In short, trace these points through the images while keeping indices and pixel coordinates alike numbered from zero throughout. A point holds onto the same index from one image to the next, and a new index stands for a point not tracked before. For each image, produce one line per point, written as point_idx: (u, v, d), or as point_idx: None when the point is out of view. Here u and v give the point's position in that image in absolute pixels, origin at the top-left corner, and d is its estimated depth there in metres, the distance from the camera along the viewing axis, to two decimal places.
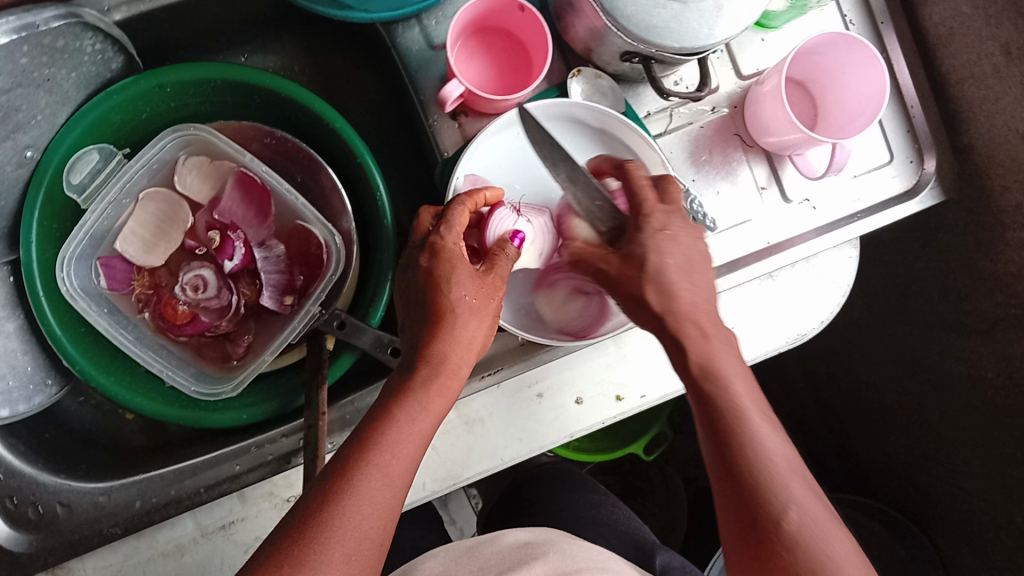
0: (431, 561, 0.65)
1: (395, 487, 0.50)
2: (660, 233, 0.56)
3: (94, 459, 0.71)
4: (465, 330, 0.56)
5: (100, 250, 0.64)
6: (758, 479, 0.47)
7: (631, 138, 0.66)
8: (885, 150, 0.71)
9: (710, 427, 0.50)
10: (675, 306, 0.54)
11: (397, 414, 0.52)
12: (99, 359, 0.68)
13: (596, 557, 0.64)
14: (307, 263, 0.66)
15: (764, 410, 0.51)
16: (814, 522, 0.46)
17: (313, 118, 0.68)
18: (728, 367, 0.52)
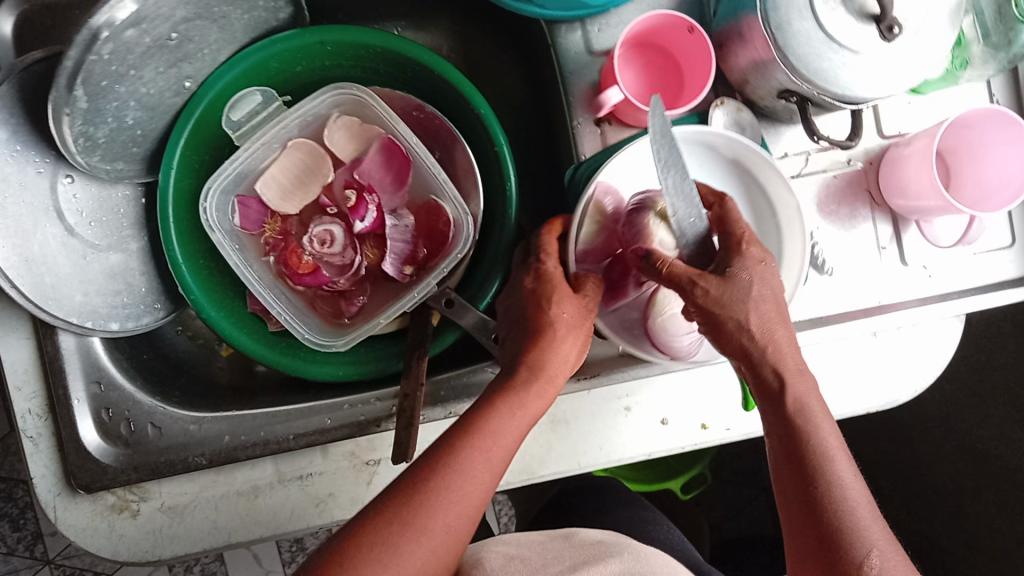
0: (502, 547, 0.65)
1: (482, 483, 0.53)
2: (757, 264, 0.56)
3: (185, 387, 0.73)
4: (564, 340, 0.57)
5: (240, 188, 0.66)
6: (841, 519, 0.52)
7: (766, 173, 0.65)
8: (1009, 234, 0.72)
9: (796, 461, 0.55)
10: (774, 344, 0.56)
11: (500, 408, 0.55)
12: (211, 293, 0.69)
13: (667, 563, 0.65)
14: (432, 238, 0.67)
15: (844, 452, 0.55)
16: (891, 568, 0.51)
17: (460, 101, 0.69)
18: (813, 410, 0.55)
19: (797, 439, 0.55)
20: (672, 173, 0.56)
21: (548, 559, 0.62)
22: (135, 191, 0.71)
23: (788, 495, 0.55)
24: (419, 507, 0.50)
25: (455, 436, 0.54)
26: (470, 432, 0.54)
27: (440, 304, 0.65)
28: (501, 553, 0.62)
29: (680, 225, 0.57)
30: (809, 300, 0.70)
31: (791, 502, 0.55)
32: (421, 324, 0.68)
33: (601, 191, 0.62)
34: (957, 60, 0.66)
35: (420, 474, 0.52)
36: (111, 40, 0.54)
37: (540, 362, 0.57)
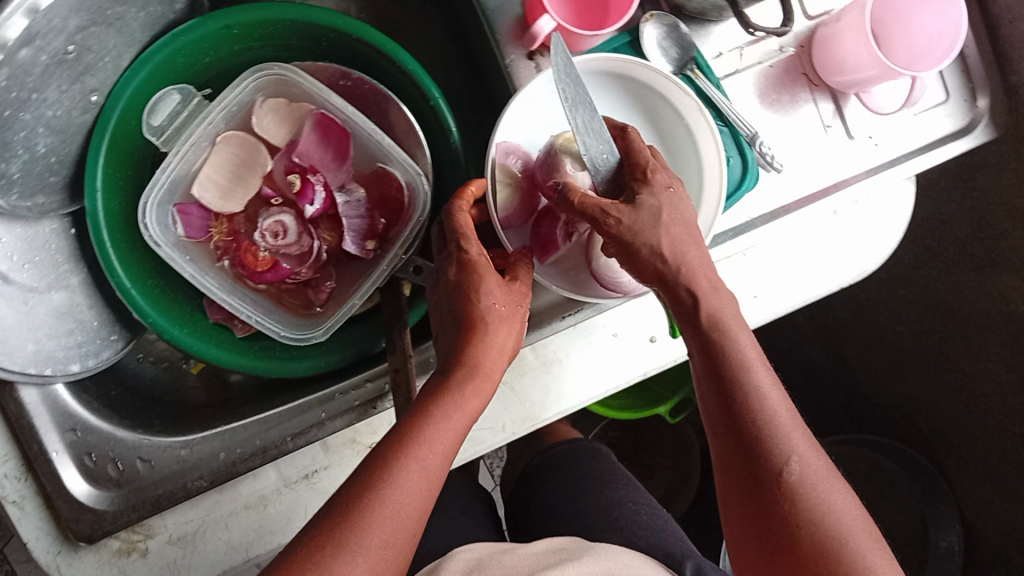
0: (464, 556, 0.61)
1: (428, 483, 0.50)
2: (665, 191, 0.55)
3: (164, 413, 0.70)
4: (493, 337, 0.54)
5: (177, 197, 0.62)
6: (763, 428, 0.52)
7: (681, 101, 0.64)
8: (942, 89, 0.73)
9: (717, 379, 0.54)
10: (687, 264, 0.54)
11: (432, 411, 0.52)
12: (169, 311, 0.66)
13: (635, 566, 0.60)
14: (388, 207, 0.65)
15: (761, 362, 0.55)
16: (812, 470, 0.51)
17: (384, 61, 0.66)
18: (728, 322, 0.55)
19: (717, 355, 0.54)
20: (580, 110, 0.56)
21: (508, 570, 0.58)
22: (64, 223, 0.66)
23: (716, 421, 0.55)
24: (356, 527, 0.47)
25: (386, 447, 0.50)
26: (401, 441, 0.50)
27: (409, 274, 0.62)
28: (466, 560, 0.60)
29: (594, 161, 0.57)
30: (769, 194, 0.70)
31: (717, 423, 0.54)
32: (395, 295, 0.66)
33: (499, 152, 0.62)
34: None
35: (353, 493, 0.48)
36: (6, 63, 0.51)
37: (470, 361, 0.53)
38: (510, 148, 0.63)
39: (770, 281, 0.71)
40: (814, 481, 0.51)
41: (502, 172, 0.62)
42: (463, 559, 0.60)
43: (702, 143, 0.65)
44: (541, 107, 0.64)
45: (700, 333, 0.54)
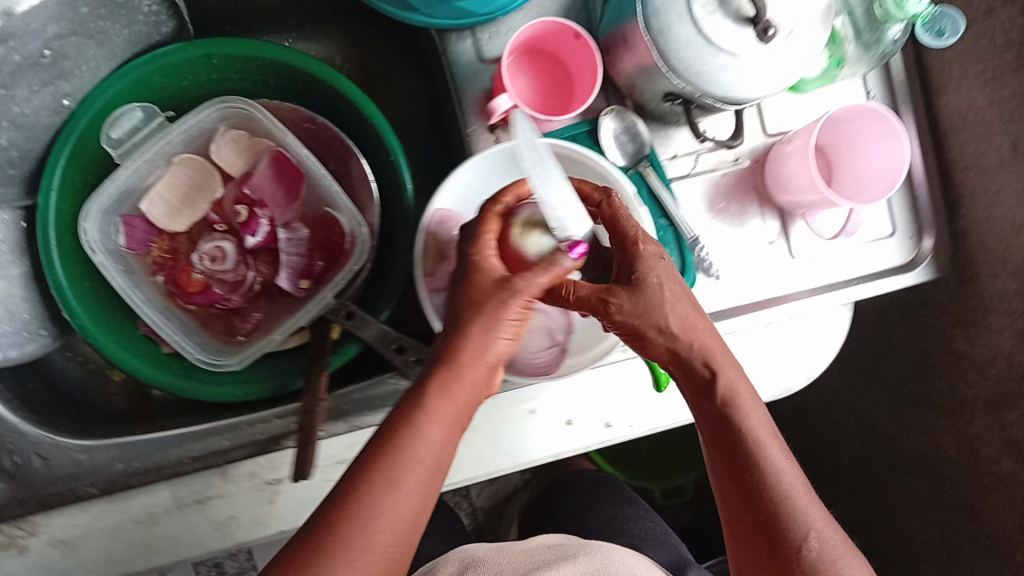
0: (451, 564, 0.66)
1: (410, 491, 0.49)
2: (658, 261, 0.57)
3: (76, 417, 0.70)
4: (492, 350, 0.52)
5: (125, 208, 0.64)
6: (777, 502, 0.55)
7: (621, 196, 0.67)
8: (889, 224, 0.75)
9: (731, 452, 0.57)
10: (698, 337, 0.57)
11: (419, 429, 0.50)
12: (100, 315, 0.67)
13: (630, 564, 0.65)
14: (328, 251, 0.66)
15: (773, 436, 0.57)
16: (831, 548, 0.55)
17: (352, 110, 0.68)
18: (740, 398, 0.57)
19: (732, 430, 0.57)
20: (547, 184, 0.54)
21: (502, 570, 0.62)
22: (16, 216, 0.67)
23: (729, 494, 0.58)
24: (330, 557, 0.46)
25: (365, 466, 0.49)
26: (383, 462, 0.49)
27: (338, 317, 0.63)
28: (460, 561, 0.65)
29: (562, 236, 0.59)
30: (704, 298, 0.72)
31: (730, 491, 0.57)
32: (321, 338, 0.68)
33: (433, 220, 0.63)
34: (833, 58, 0.68)
35: (328, 515, 0.48)
36: None
37: (455, 372, 0.51)
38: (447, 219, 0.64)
39: None
40: (832, 557, 0.54)
41: (432, 240, 0.63)
42: (455, 561, 0.65)
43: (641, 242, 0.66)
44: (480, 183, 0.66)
45: (715, 406, 0.57)
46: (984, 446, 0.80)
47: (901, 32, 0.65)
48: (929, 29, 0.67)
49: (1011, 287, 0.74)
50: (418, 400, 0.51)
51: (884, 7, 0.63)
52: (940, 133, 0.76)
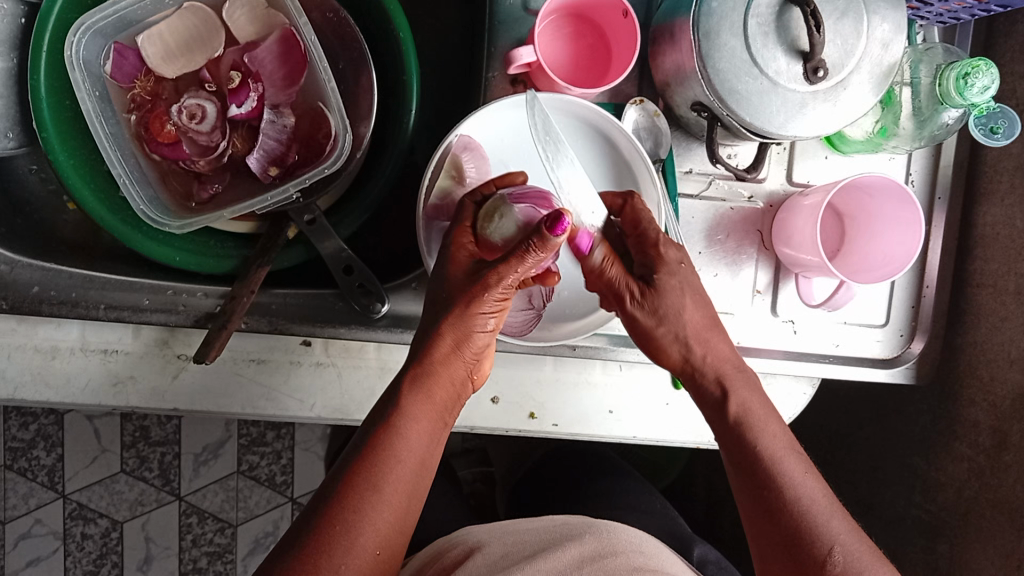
0: (479, 534, 0.68)
1: (400, 492, 0.51)
2: (678, 267, 0.58)
3: (16, 228, 0.68)
4: (466, 343, 0.55)
5: (120, 35, 0.62)
6: (799, 517, 0.52)
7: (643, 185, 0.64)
8: (883, 314, 0.70)
9: (749, 467, 0.55)
10: (710, 354, 0.58)
11: (398, 433, 0.52)
12: (69, 136, 0.65)
13: (637, 542, 0.65)
14: (308, 147, 0.64)
15: (791, 450, 0.56)
16: (855, 558, 0.51)
17: (381, 16, 0.65)
18: (754, 415, 0.57)
19: (743, 444, 0.56)
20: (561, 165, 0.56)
21: (511, 547, 0.64)
22: (16, 9, 0.65)
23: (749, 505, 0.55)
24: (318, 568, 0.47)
25: (352, 475, 0.50)
26: (366, 472, 0.50)
27: (300, 220, 0.64)
28: (465, 546, 0.66)
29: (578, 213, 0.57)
30: None
31: (759, 518, 0.54)
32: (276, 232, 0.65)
33: (459, 144, 0.61)
34: (880, 125, 0.64)
35: (324, 522, 0.48)
36: None
37: (433, 374, 0.54)
38: (471, 147, 0.61)
39: (630, 402, 0.70)
40: (857, 568, 0.50)
41: (451, 164, 0.61)
42: (463, 545, 0.66)
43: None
44: (507, 125, 0.63)
45: (728, 425, 0.57)
46: (909, 569, 0.77)
47: (955, 118, 0.61)
48: (980, 124, 0.62)
49: (986, 419, 0.70)
50: (398, 406, 0.53)
51: (946, 86, 0.58)
52: (969, 241, 0.72)
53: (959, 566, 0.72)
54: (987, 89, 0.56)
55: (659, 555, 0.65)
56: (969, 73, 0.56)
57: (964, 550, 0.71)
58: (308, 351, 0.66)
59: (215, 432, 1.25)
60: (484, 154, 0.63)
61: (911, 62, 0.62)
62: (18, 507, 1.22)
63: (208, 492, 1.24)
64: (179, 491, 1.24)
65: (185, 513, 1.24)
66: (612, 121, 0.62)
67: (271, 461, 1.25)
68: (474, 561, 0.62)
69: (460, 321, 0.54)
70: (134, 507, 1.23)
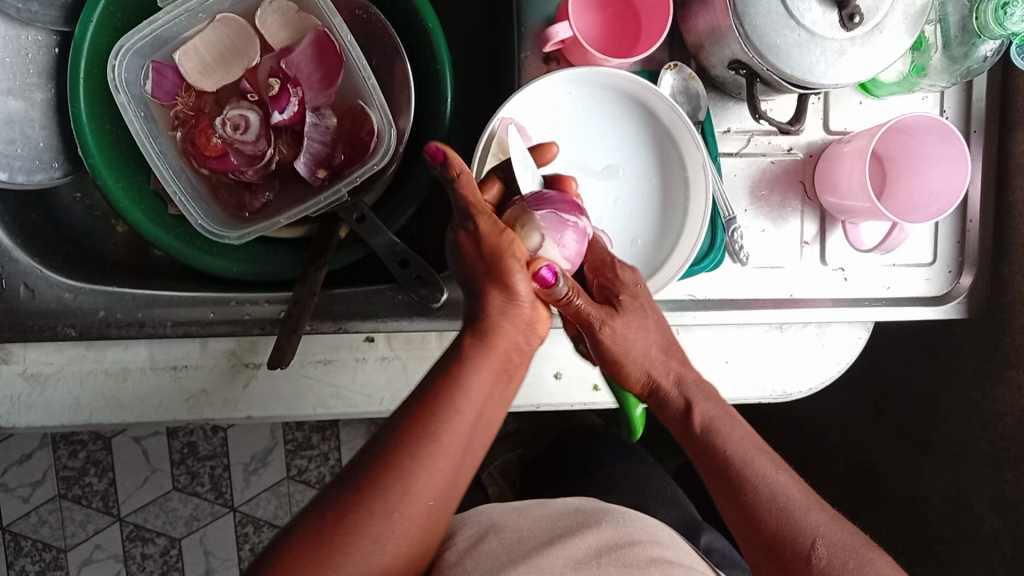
0: (489, 511, 0.70)
1: (434, 477, 0.50)
2: (637, 289, 0.60)
3: (71, 257, 0.69)
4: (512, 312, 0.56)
5: (157, 54, 0.62)
6: (777, 516, 0.55)
7: (687, 146, 0.65)
8: (930, 252, 0.71)
9: (720, 475, 0.58)
10: (674, 371, 0.62)
11: (461, 385, 0.53)
12: (115, 159, 0.65)
13: (650, 531, 0.68)
14: (352, 145, 0.64)
15: (761, 453, 0.59)
16: (837, 544, 0.53)
17: (409, 9, 0.65)
18: (719, 424, 0.60)
19: (711, 455, 0.59)
20: (604, 137, 0.66)
21: (528, 531, 0.65)
22: (49, 39, 0.65)
23: (724, 505, 0.58)
24: (372, 508, 0.48)
25: (411, 425, 0.50)
26: (424, 422, 0.51)
27: (350, 219, 0.64)
28: (478, 526, 0.66)
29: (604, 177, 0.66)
30: (723, 282, 0.69)
31: (740, 526, 0.57)
32: (327, 234, 0.66)
33: (502, 127, 0.61)
34: (914, 65, 0.64)
35: (370, 475, 0.49)
36: None
37: (491, 337, 0.55)
38: (517, 129, 0.62)
39: None
40: (843, 557, 0.53)
41: (498, 146, 0.61)
42: (474, 525, 0.66)
43: (695, 201, 0.65)
44: (544, 102, 0.64)
45: (697, 439, 0.60)
46: (975, 500, 0.78)
47: (993, 51, 0.62)
48: (1021, 52, 0.62)
49: None
50: (460, 361, 0.54)
51: (983, 19, 0.59)
52: (1007, 171, 0.72)
53: None
54: None
55: (672, 545, 0.67)
56: (1008, 3, 0.56)
57: None
58: (372, 347, 0.67)
59: (262, 441, 1.26)
60: (528, 134, 0.64)
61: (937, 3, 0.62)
62: (78, 534, 1.24)
63: (261, 500, 1.25)
64: (233, 503, 1.25)
65: (241, 523, 1.25)
66: (649, 86, 0.62)
67: (320, 464, 1.26)
68: (489, 543, 0.62)
69: (495, 284, 0.55)
70: (191, 522, 1.25)
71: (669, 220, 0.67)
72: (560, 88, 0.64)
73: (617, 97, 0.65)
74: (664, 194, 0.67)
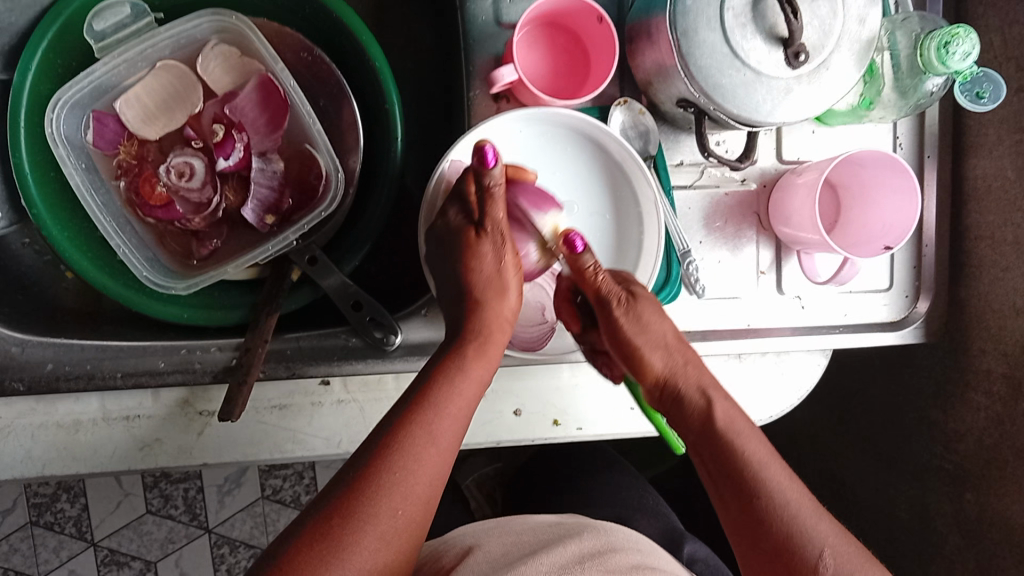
0: (470, 532, 0.70)
1: (439, 457, 0.51)
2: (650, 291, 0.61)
3: (19, 305, 0.68)
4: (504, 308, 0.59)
5: (97, 103, 0.61)
6: (785, 524, 0.51)
7: (638, 180, 0.64)
8: (887, 278, 0.71)
9: (727, 474, 0.54)
10: (672, 365, 0.59)
11: (454, 381, 0.54)
12: (60, 208, 0.64)
13: (630, 539, 0.68)
14: (301, 190, 0.64)
15: (775, 460, 0.54)
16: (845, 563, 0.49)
17: (355, 48, 0.65)
18: (733, 424, 0.56)
19: (722, 452, 0.55)
20: (556, 172, 0.66)
21: (510, 546, 0.65)
22: None
23: (738, 526, 0.53)
24: (376, 507, 0.48)
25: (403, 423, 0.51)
26: (418, 415, 0.52)
27: (302, 261, 0.64)
28: (460, 547, 0.66)
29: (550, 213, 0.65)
30: (679, 314, 0.69)
31: (744, 534, 0.52)
32: (279, 277, 0.65)
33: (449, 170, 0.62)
34: (863, 98, 0.64)
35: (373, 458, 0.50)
36: None
37: (486, 338, 0.58)
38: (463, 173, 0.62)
39: None
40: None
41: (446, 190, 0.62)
42: (458, 547, 0.66)
43: (646, 238, 0.65)
44: (493, 143, 0.63)
45: (711, 433, 0.56)
46: (938, 517, 0.79)
47: (939, 85, 0.61)
48: (965, 90, 0.62)
49: (998, 368, 0.71)
50: (455, 363, 0.56)
51: (927, 56, 0.59)
52: (962, 196, 0.72)
53: (987, 512, 0.73)
54: (968, 55, 0.57)
55: (654, 553, 0.68)
56: (949, 42, 0.56)
57: (992, 494, 0.73)
58: (328, 390, 0.66)
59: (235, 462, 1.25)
60: None
61: (888, 33, 0.62)
62: (51, 561, 1.23)
63: (236, 521, 1.25)
64: (208, 524, 1.24)
65: (217, 545, 1.24)
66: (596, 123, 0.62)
67: (294, 483, 1.25)
68: (475, 558, 0.62)
69: (496, 294, 0.60)
70: (165, 545, 1.24)
71: (621, 260, 0.66)
72: (509, 128, 0.63)
73: (567, 135, 0.65)
74: (617, 229, 0.66)
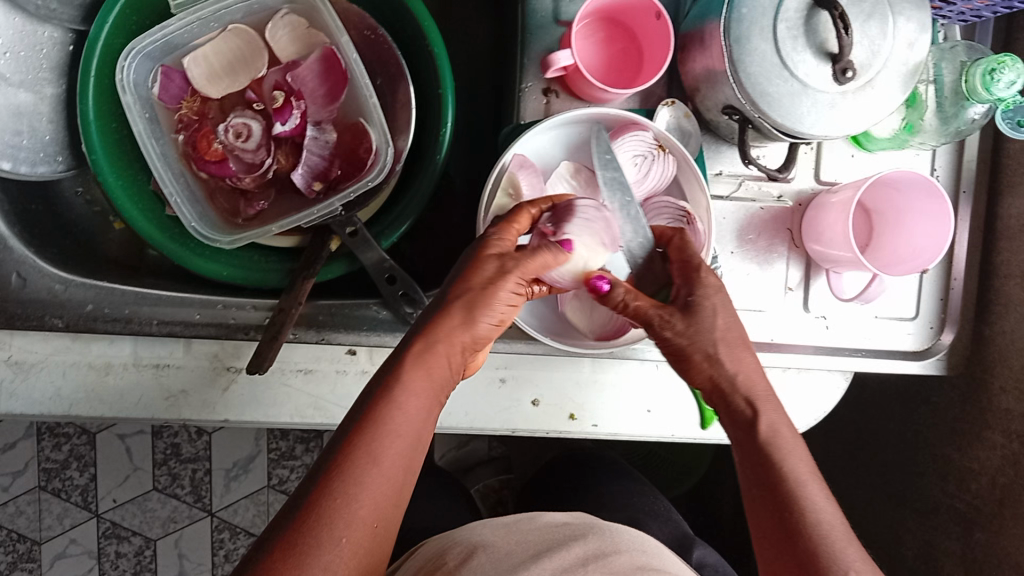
0: (480, 527, 0.68)
1: (405, 442, 0.48)
2: (719, 290, 0.56)
3: (66, 249, 0.70)
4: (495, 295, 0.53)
5: (167, 58, 0.64)
6: (817, 544, 0.48)
7: (693, 191, 0.65)
8: (913, 307, 0.72)
9: (767, 487, 0.51)
10: (741, 371, 0.55)
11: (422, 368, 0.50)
12: (118, 158, 0.66)
13: (638, 541, 0.67)
14: (349, 161, 0.66)
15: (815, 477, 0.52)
16: None
17: (416, 32, 0.67)
18: (783, 438, 0.53)
19: (763, 465, 0.52)
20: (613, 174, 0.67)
21: (515, 545, 0.63)
22: (64, 36, 0.67)
23: (767, 538, 0.51)
24: (335, 510, 0.45)
25: (363, 422, 0.48)
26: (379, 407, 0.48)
27: (342, 232, 0.65)
28: (466, 543, 0.64)
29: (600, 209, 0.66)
30: None
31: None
32: (320, 244, 0.67)
33: (515, 162, 0.62)
34: (906, 122, 0.66)
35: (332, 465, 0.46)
36: None
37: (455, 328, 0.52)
38: (527, 165, 0.63)
39: (669, 401, 0.71)
40: None
41: (508, 181, 0.62)
42: (465, 542, 0.64)
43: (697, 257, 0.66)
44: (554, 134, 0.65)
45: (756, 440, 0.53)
46: (944, 557, 0.78)
47: (981, 114, 0.63)
48: (1007, 118, 0.64)
49: (1017, 407, 0.71)
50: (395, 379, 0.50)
51: (972, 82, 0.60)
52: (994, 234, 0.73)
53: (994, 555, 0.73)
54: (1012, 84, 0.58)
55: (660, 555, 0.66)
56: (995, 69, 0.58)
57: (1001, 537, 0.72)
58: (354, 360, 0.68)
59: (247, 447, 1.25)
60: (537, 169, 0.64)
61: (934, 62, 0.64)
62: (53, 527, 1.21)
63: (239, 508, 1.24)
64: (212, 507, 1.23)
65: (217, 528, 1.23)
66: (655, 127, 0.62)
67: (301, 475, 1.25)
68: (479, 558, 0.61)
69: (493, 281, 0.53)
70: (167, 523, 1.23)
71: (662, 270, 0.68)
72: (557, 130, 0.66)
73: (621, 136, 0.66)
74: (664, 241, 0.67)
